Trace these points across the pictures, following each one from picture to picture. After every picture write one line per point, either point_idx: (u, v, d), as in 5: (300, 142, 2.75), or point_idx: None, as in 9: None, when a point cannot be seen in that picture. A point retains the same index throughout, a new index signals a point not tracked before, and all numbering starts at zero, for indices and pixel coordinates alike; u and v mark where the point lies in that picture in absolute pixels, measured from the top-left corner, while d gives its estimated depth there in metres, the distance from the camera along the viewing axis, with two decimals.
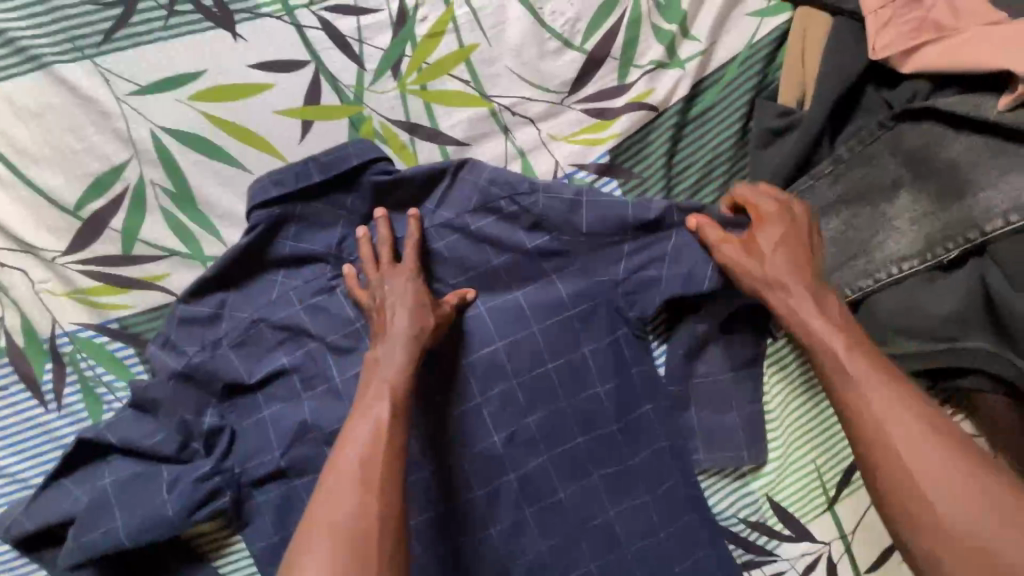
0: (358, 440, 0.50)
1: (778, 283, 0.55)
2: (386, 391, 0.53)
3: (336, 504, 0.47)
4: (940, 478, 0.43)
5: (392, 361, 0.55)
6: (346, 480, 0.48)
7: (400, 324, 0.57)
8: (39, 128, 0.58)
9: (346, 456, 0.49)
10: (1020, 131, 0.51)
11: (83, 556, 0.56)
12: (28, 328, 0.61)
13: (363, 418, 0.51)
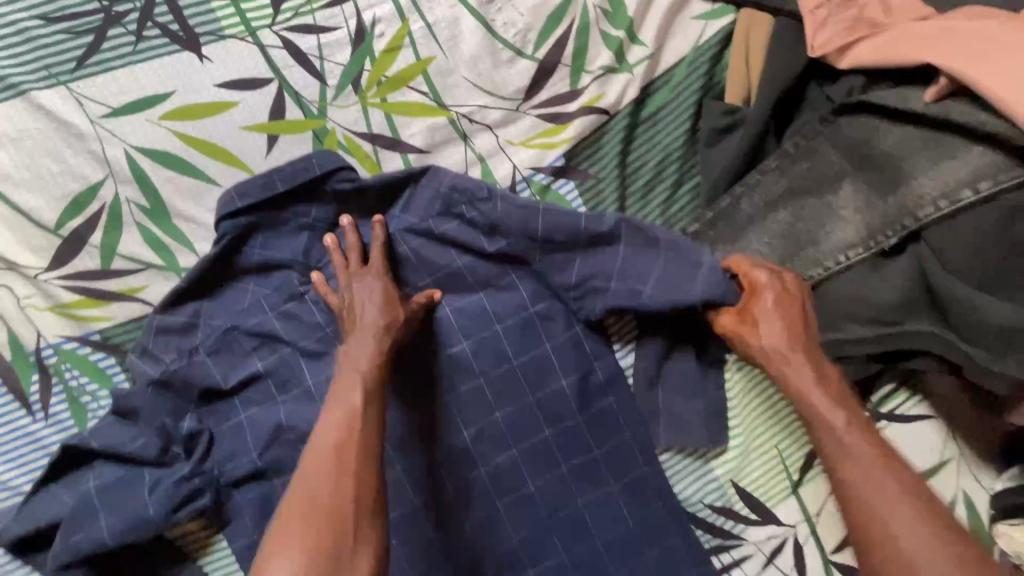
0: (331, 425, 0.53)
1: (779, 353, 0.57)
2: (357, 381, 0.56)
3: (312, 485, 0.49)
4: (916, 539, 0.46)
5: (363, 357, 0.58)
6: (320, 463, 0.50)
7: (368, 323, 0.59)
8: (18, 152, 0.61)
9: (322, 440, 0.52)
10: (947, 121, 0.52)
11: (71, 556, 0.59)
12: (14, 342, 0.64)
13: (337, 408, 0.54)
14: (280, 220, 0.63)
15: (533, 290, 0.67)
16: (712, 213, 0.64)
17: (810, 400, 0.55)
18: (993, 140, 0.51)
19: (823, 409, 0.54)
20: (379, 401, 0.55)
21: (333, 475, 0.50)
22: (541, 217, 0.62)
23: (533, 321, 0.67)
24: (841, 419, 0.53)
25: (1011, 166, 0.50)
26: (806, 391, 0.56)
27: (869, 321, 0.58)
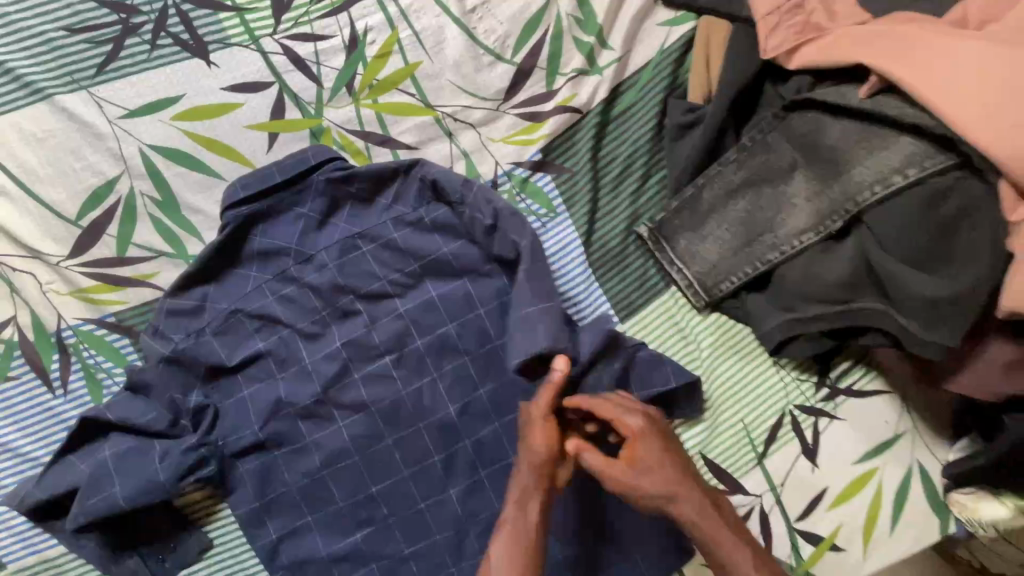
0: (508, 552, 0.58)
1: (677, 498, 0.61)
2: (530, 496, 0.61)
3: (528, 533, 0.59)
4: None
5: (529, 478, 0.62)
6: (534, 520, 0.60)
7: (537, 452, 0.62)
8: (43, 150, 0.68)
9: (506, 553, 0.58)
10: (880, 114, 0.57)
11: (88, 518, 0.65)
12: (37, 324, 0.69)
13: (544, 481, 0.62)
14: (279, 209, 0.69)
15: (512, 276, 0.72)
16: (678, 203, 0.70)
17: (708, 530, 0.61)
18: (918, 130, 0.56)
19: (717, 536, 0.61)
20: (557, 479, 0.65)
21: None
22: (496, 235, 0.69)
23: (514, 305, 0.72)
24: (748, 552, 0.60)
25: (934, 154, 0.55)
26: (698, 520, 0.61)
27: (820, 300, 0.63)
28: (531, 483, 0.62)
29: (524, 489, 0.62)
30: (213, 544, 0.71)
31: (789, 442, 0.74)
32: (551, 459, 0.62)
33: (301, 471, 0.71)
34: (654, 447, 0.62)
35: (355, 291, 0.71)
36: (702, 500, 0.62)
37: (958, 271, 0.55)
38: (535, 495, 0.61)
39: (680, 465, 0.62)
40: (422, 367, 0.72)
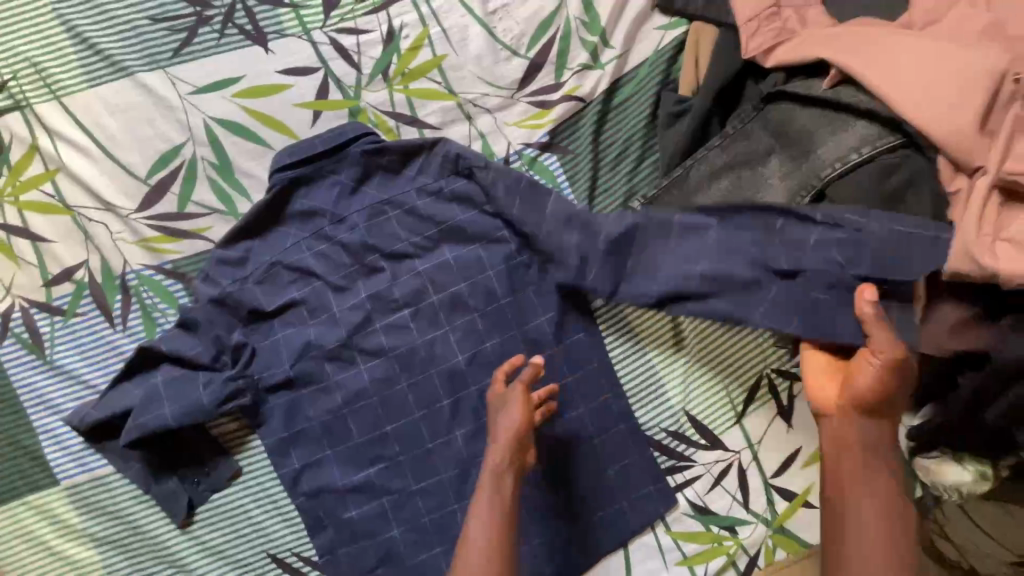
0: (485, 508, 0.65)
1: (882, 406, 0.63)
2: (504, 471, 0.67)
3: (478, 532, 0.64)
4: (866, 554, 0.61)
5: (502, 453, 0.67)
6: (489, 516, 0.65)
7: (507, 436, 0.68)
8: (123, 120, 0.79)
9: (484, 518, 0.65)
10: (841, 102, 0.66)
11: (139, 434, 0.74)
12: (106, 268, 0.80)
13: (501, 480, 0.66)
14: (318, 175, 0.80)
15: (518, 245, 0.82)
16: (668, 182, 0.78)
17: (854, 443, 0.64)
18: (871, 115, 0.65)
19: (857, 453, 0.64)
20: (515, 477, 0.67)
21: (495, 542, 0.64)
22: (519, 201, 0.78)
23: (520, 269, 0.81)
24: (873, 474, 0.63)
25: (885, 136, 0.64)
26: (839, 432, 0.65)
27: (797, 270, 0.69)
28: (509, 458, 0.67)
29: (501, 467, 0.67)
30: (243, 471, 0.80)
31: (766, 403, 0.81)
32: (521, 443, 0.68)
33: (323, 408, 0.79)
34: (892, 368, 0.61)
35: (380, 250, 0.81)
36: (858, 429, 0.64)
37: (911, 238, 0.62)
38: (510, 468, 0.67)
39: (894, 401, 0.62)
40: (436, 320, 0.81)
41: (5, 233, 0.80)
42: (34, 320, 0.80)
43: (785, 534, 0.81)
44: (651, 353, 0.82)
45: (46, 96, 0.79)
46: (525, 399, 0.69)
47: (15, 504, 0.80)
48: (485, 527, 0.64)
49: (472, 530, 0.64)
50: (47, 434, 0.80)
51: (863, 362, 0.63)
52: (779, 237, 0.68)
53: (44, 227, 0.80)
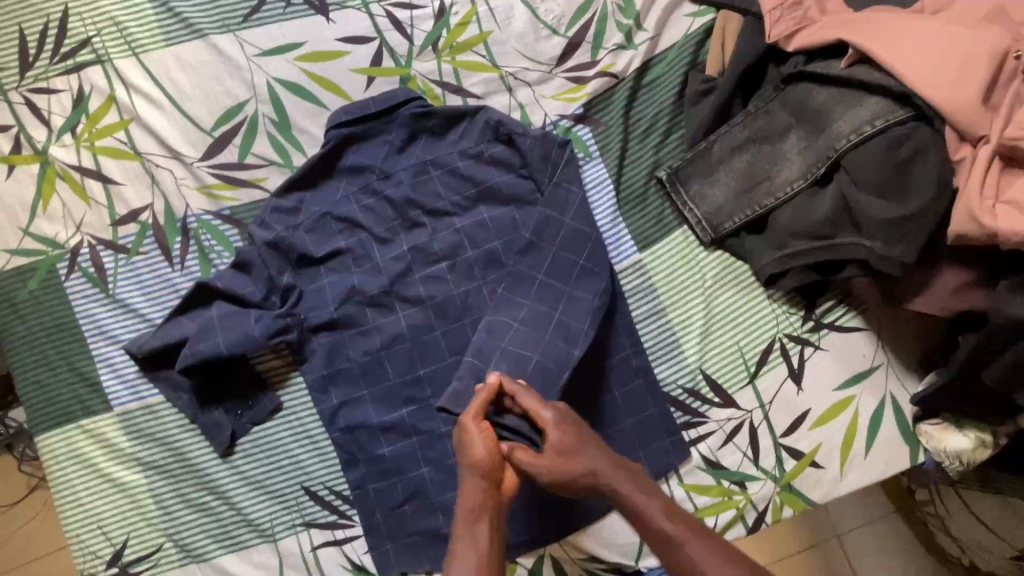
0: (471, 546, 0.65)
1: (572, 450, 0.69)
2: (483, 510, 0.67)
3: (472, 555, 0.64)
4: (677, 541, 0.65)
5: (475, 490, 0.68)
6: (476, 549, 0.64)
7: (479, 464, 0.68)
8: (194, 76, 0.87)
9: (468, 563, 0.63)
10: (855, 79, 0.73)
11: (194, 360, 0.80)
12: (168, 211, 0.87)
13: (476, 523, 0.66)
14: (370, 135, 0.86)
15: (544, 212, 0.85)
16: (693, 155, 0.85)
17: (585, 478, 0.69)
18: (884, 91, 0.71)
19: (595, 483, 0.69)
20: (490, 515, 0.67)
21: None
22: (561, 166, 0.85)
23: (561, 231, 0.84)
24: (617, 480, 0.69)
25: (897, 109, 0.70)
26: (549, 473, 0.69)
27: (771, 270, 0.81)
28: (480, 495, 0.68)
29: (473, 510, 0.67)
30: (284, 406, 0.86)
31: (778, 366, 0.86)
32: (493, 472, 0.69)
33: (362, 350, 0.85)
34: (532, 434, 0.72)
35: (422, 206, 0.87)
36: (588, 461, 0.69)
37: (898, 217, 0.69)
38: (484, 504, 0.67)
39: (580, 434, 0.70)
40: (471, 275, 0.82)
41: (78, 174, 0.86)
42: (101, 257, 0.86)
43: (792, 491, 0.85)
44: (671, 315, 0.87)
45: (126, 52, 0.87)
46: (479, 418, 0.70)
47: (69, 428, 0.85)
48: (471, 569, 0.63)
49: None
50: (105, 362, 0.86)
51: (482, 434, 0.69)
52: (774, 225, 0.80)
53: (115, 171, 0.87)
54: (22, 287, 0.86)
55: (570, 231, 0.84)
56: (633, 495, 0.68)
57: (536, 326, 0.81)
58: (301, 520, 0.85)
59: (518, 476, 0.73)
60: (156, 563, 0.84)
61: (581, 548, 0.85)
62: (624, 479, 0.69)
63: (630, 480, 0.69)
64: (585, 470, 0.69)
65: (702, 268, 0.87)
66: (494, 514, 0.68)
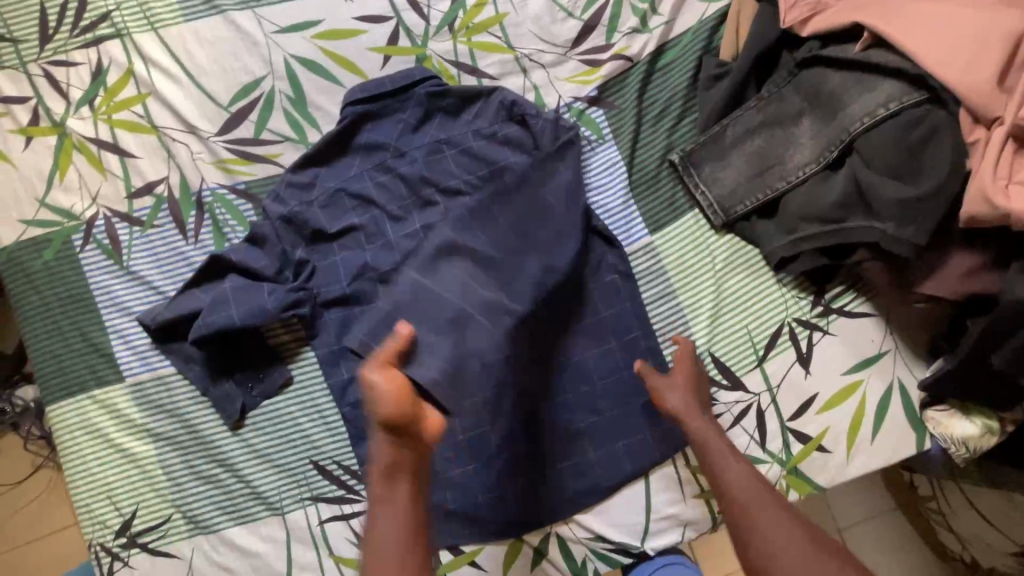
0: (389, 510, 0.65)
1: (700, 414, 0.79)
2: (398, 471, 0.65)
3: (389, 519, 0.64)
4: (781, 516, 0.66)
5: (386, 453, 0.64)
6: (396, 511, 0.64)
7: (385, 422, 0.62)
8: (212, 52, 0.87)
9: (389, 520, 0.64)
10: (871, 62, 0.73)
11: (206, 331, 0.81)
12: (183, 184, 0.87)
13: (394, 487, 0.65)
14: (385, 113, 0.87)
15: (527, 190, 0.86)
16: (706, 139, 0.86)
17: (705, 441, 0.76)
18: (899, 74, 0.71)
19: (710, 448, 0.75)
20: (409, 477, 0.65)
21: (402, 541, 0.63)
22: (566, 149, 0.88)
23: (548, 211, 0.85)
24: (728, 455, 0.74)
25: (911, 92, 0.71)
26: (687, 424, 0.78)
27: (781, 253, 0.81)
28: (391, 455, 0.64)
29: (387, 469, 0.65)
30: (293, 379, 0.86)
31: (786, 349, 0.86)
32: (404, 428, 0.62)
33: None
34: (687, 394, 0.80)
35: (435, 184, 0.87)
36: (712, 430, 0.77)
37: (909, 198, 0.69)
38: (401, 466, 0.65)
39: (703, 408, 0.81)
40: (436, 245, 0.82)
41: (95, 146, 0.87)
42: (115, 229, 0.87)
43: (798, 475, 0.85)
44: (681, 297, 0.87)
45: (145, 27, 0.88)
46: (385, 367, 0.64)
47: (81, 397, 0.86)
48: (390, 530, 0.64)
49: (378, 535, 0.64)
50: (118, 333, 0.86)
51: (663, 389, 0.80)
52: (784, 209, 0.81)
53: (132, 144, 0.87)
54: (37, 257, 0.86)
55: (567, 213, 0.86)
56: (740, 471, 0.72)
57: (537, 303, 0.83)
58: (308, 494, 0.85)
59: (439, 428, 0.66)
60: (164, 534, 0.84)
61: (586, 527, 0.85)
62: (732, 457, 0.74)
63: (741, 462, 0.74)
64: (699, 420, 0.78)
65: (712, 252, 0.87)
66: (414, 476, 0.65)
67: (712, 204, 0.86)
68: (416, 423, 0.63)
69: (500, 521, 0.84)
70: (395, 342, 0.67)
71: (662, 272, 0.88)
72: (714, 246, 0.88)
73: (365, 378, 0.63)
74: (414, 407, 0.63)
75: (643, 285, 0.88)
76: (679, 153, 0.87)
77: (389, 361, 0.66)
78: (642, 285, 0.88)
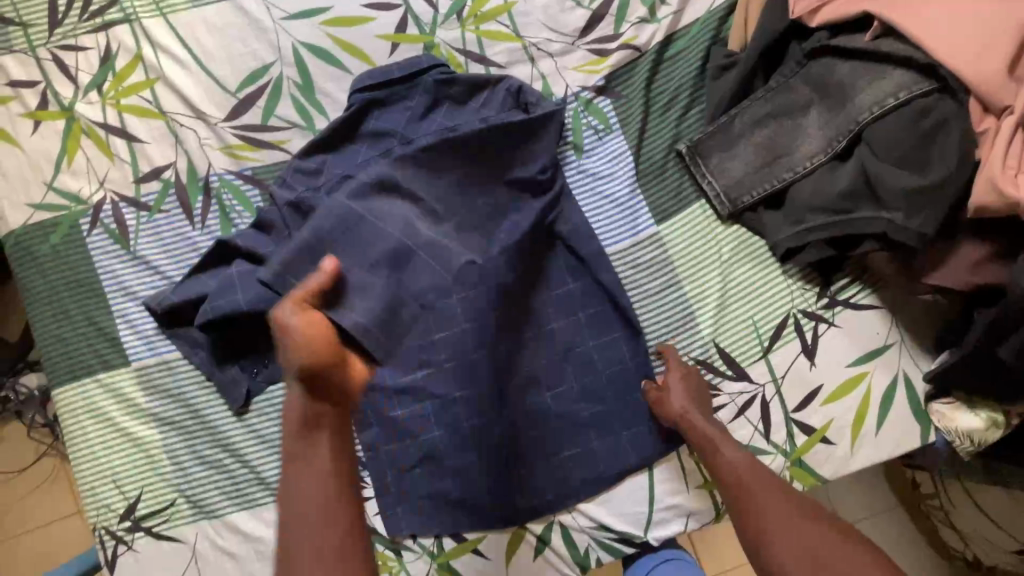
0: (309, 462, 0.66)
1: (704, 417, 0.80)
2: (318, 420, 0.67)
3: (310, 472, 0.66)
4: (795, 523, 0.68)
5: (300, 399, 0.66)
6: (319, 465, 0.66)
7: (303, 361, 0.65)
8: (220, 38, 0.88)
9: (311, 476, 0.66)
10: (880, 51, 0.73)
11: (213, 315, 0.81)
12: (191, 170, 0.87)
13: (316, 439, 0.67)
14: (393, 100, 0.87)
15: (526, 178, 0.87)
16: (713, 129, 0.86)
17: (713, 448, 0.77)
18: (908, 63, 0.71)
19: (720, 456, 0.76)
20: (330, 428, 0.68)
21: (327, 493, 0.65)
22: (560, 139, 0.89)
23: (543, 198, 0.88)
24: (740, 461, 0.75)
25: (921, 81, 0.71)
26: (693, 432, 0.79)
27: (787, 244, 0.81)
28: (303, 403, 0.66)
29: (302, 421, 0.66)
30: None
31: (791, 340, 0.86)
32: (324, 369, 0.66)
33: None
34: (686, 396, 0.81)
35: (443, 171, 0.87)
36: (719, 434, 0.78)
37: (917, 188, 0.69)
38: (322, 414, 0.67)
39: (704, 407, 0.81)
40: (412, 215, 0.83)
41: (103, 131, 0.87)
42: (123, 214, 0.87)
43: (802, 466, 0.85)
44: (686, 287, 0.87)
45: (154, 13, 0.88)
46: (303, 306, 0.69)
47: (87, 381, 0.86)
48: (312, 481, 0.66)
49: (295, 483, 0.66)
50: (124, 318, 0.86)
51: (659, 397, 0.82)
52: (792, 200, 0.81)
53: (140, 129, 0.88)
54: (44, 241, 0.86)
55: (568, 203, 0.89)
56: (751, 477, 0.73)
57: (524, 287, 0.87)
58: None
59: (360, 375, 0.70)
60: (168, 518, 0.85)
61: (589, 517, 0.85)
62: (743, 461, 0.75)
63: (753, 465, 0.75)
64: (699, 419, 0.79)
65: (719, 242, 0.87)
66: (337, 428, 0.68)
67: (718, 194, 0.86)
68: (330, 366, 0.66)
69: (504, 509, 0.84)
70: (316, 282, 0.71)
71: (668, 262, 0.88)
72: (721, 236, 0.88)
73: (279, 318, 0.67)
74: (334, 349, 0.67)
75: (649, 274, 0.88)
76: (686, 143, 0.87)
77: (305, 301, 0.70)
78: (650, 275, 0.88)
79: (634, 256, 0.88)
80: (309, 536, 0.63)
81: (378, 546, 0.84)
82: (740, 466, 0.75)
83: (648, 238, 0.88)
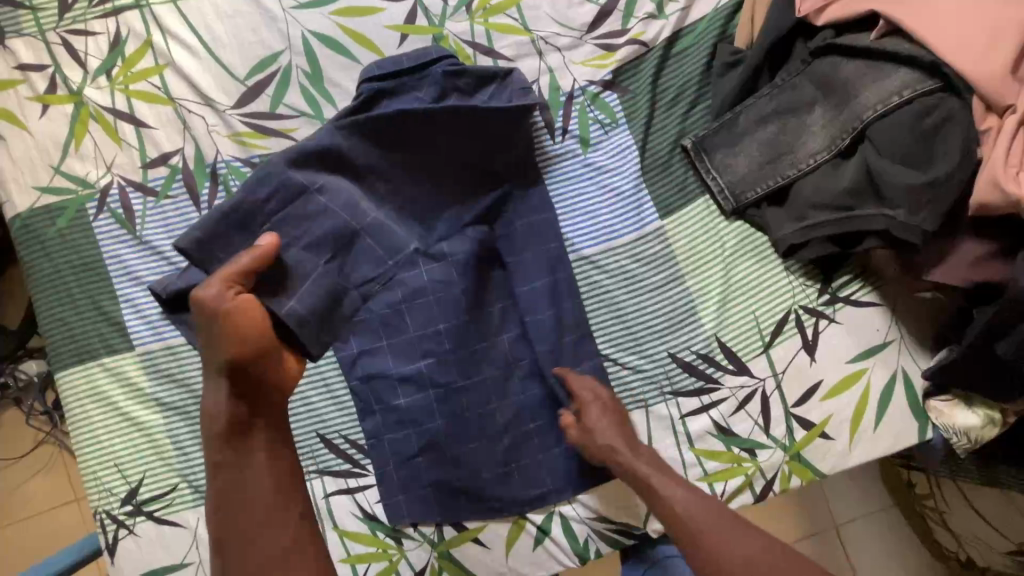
0: (240, 477, 0.65)
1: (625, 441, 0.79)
2: (252, 426, 0.66)
3: (243, 487, 0.65)
4: (739, 545, 0.66)
5: (227, 402, 0.65)
6: (254, 479, 0.66)
7: (235, 355, 0.63)
8: (230, 25, 0.88)
9: (248, 490, 0.65)
10: (885, 50, 0.74)
11: None
12: (199, 156, 0.88)
13: (248, 449, 0.66)
14: (402, 90, 0.85)
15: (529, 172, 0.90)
16: (718, 125, 0.87)
17: (643, 475, 0.75)
18: (913, 62, 0.72)
19: (652, 484, 0.74)
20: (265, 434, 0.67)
21: (266, 504, 0.65)
22: (555, 133, 0.91)
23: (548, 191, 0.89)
24: (673, 488, 0.73)
25: (924, 80, 0.72)
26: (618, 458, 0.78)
27: (791, 240, 0.82)
28: (226, 403, 0.65)
29: (230, 425, 0.65)
30: None
31: (792, 336, 0.87)
32: (256, 363, 0.65)
33: (384, 301, 0.86)
34: (602, 422, 0.80)
35: None
36: (649, 462, 0.77)
37: (919, 186, 0.70)
38: (260, 419, 0.67)
39: (625, 431, 0.80)
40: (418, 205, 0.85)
41: (111, 116, 0.88)
42: (129, 198, 0.87)
43: (800, 460, 0.86)
44: (689, 282, 0.88)
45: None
46: (235, 290, 0.65)
47: (90, 364, 0.86)
48: (249, 496, 0.65)
49: (227, 499, 0.65)
50: (129, 301, 0.87)
51: (573, 429, 0.82)
52: (796, 197, 0.82)
53: (148, 115, 0.88)
54: (51, 224, 0.86)
55: (569, 198, 0.90)
56: (688, 501, 0.71)
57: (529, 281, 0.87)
58: (315, 467, 0.85)
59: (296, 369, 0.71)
60: (169, 502, 0.85)
61: (589, 507, 0.86)
62: (675, 485, 0.74)
63: (688, 489, 0.73)
64: (623, 450, 0.78)
65: (722, 237, 0.88)
66: (270, 432, 0.67)
67: (722, 190, 0.87)
68: (252, 366, 0.65)
69: (504, 498, 0.85)
70: (249, 261, 0.66)
71: (671, 257, 0.89)
72: (724, 232, 0.88)
73: (201, 297, 0.64)
74: (263, 342, 0.65)
75: (652, 269, 0.88)
76: (691, 139, 0.88)
77: (234, 281, 0.66)
78: (654, 270, 0.88)
79: (639, 251, 0.89)
80: (249, 549, 0.64)
81: (379, 533, 0.85)
82: (674, 490, 0.73)
83: (653, 233, 0.89)
